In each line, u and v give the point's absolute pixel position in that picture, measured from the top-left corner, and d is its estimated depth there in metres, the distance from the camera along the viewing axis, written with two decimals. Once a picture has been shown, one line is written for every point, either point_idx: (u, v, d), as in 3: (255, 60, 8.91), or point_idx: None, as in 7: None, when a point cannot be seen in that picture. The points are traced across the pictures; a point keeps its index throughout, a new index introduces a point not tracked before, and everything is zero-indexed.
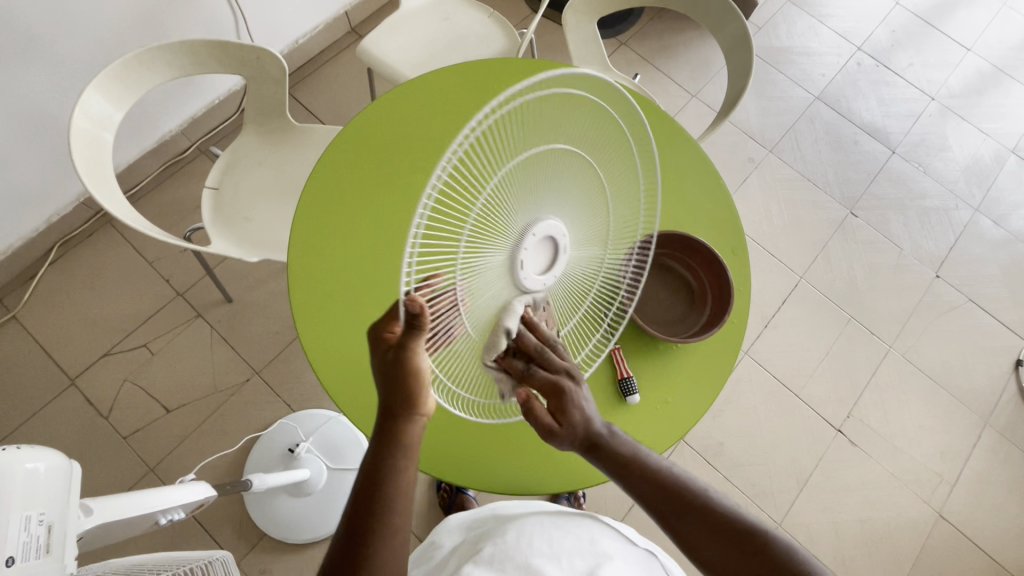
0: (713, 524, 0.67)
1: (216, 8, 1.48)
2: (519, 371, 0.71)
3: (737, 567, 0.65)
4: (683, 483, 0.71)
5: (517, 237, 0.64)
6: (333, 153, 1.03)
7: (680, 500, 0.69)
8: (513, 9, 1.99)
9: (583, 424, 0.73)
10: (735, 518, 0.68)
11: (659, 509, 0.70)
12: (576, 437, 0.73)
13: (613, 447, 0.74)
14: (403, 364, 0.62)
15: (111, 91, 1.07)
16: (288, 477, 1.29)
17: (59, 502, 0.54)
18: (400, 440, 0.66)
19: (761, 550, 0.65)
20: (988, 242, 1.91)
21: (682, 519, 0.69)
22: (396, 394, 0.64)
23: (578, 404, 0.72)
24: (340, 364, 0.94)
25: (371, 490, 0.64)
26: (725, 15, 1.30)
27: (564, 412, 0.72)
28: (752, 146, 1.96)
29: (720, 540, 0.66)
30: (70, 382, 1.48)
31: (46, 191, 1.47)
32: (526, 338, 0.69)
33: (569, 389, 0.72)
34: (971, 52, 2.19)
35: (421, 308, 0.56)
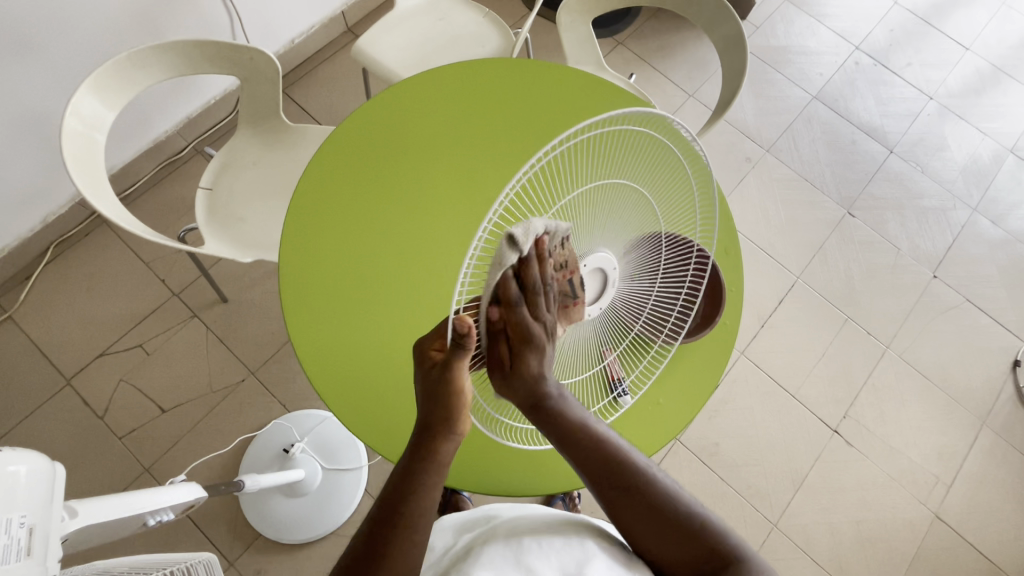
0: (655, 506, 0.69)
1: (211, 8, 1.48)
2: (510, 297, 0.59)
3: (669, 545, 0.69)
4: (630, 461, 0.71)
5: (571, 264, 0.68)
6: (327, 153, 1.03)
7: (625, 480, 0.70)
8: (509, 9, 1.99)
9: (533, 379, 0.67)
10: (676, 501, 0.70)
11: (604, 485, 0.70)
12: (523, 390, 0.68)
13: (561, 411, 0.69)
14: (446, 379, 0.65)
15: (103, 93, 1.07)
16: (283, 478, 1.29)
17: (42, 505, 0.54)
18: (433, 456, 0.67)
19: (698, 535, 0.69)
20: (985, 242, 1.90)
21: (625, 498, 0.70)
22: (436, 410, 0.67)
23: (540, 356, 0.65)
24: (328, 364, 0.94)
25: (398, 501, 0.65)
26: (719, 15, 1.30)
27: (522, 361, 0.65)
28: (749, 146, 1.95)
29: (661, 523, 0.69)
30: (66, 383, 1.48)
31: (41, 192, 1.47)
32: (531, 266, 0.59)
33: (537, 337, 0.63)
34: (969, 51, 2.18)
35: (469, 328, 0.57)
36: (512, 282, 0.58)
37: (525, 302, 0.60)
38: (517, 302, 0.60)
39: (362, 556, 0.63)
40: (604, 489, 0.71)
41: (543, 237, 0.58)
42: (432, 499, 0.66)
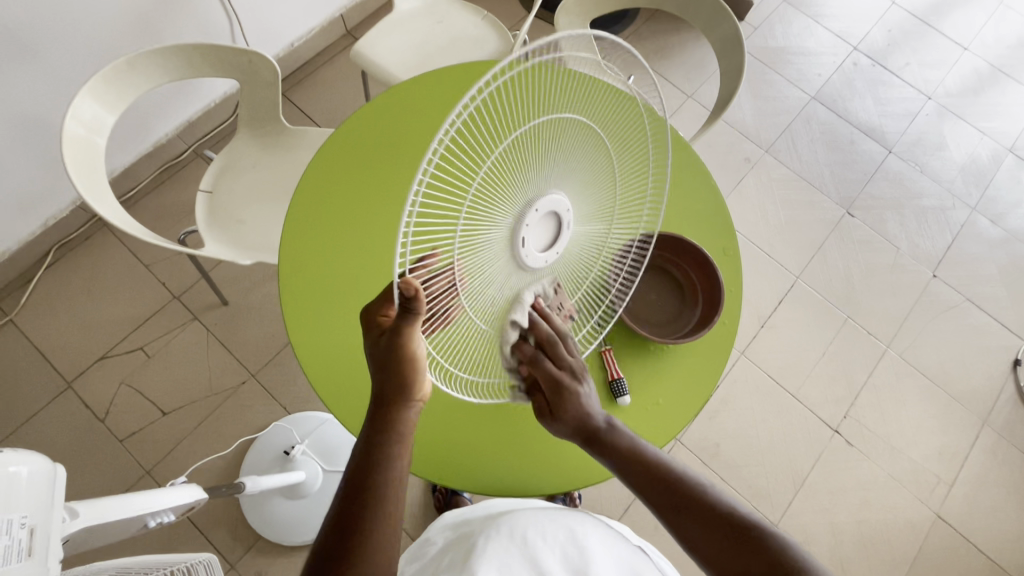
0: (713, 520, 0.66)
1: (210, 12, 1.49)
2: (527, 356, 0.73)
3: (733, 559, 0.64)
4: (685, 479, 0.71)
5: (517, 212, 0.62)
6: (326, 154, 1.03)
7: (680, 495, 0.69)
8: (508, 11, 2.00)
9: (577, 418, 0.75)
10: (733, 513, 0.67)
11: (661, 502, 0.69)
12: (571, 428, 0.76)
13: (613, 438, 0.75)
14: (396, 345, 0.65)
15: (104, 96, 1.07)
16: (283, 480, 1.29)
17: (44, 507, 0.54)
18: (395, 426, 0.68)
19: (758, 545, 0.64)
20: (985, 242, 1.90)
21: (680, 514, 0.68)
22: (388, 379, 0.67)
23: (578, 400, 0.75)
24: (329, 364, 0.94)
25: (364, 477, 0.64)
26: (717, 16, 1.30)
27: (560, 406, 0.75)
28: (748, 146, 1.96)
29: (721, 534, 0.65)
30: (67, 386, 1.49)
31: (42, 195, 1.47)
32: (539, 326, 0.72)
33: (568, 385, 0.74)
34: (967, 51, 2.18)
35: (415, 291, 0.57)
36: (525, 345, 0.73)
37: (544, 356, 0.74)
38: (536, 358, 0.74)
39: (338, 533, 0.61)
40: (662, 507, 0.69)
41: (538, 299, 0.71)
42: (402, 465, 0.66)
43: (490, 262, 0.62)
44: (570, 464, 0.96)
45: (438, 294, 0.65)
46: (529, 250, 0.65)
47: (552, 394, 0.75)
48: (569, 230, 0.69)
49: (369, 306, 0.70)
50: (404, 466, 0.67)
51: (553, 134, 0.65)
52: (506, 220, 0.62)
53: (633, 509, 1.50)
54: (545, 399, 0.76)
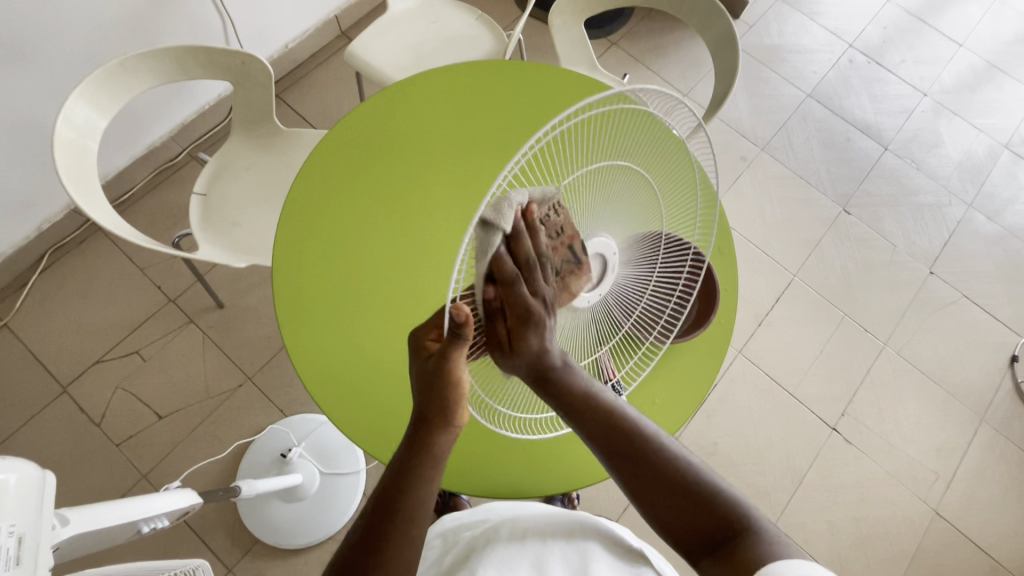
0: (665, 477, 0.66)
1: (203, 13, 1.48)
2: (506, 278, 0.57)
3: (685, 518, 0.64)
4: (640, 431, 0.69)
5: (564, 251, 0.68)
6: (320, 155, 1.03)
7: (634, 449, 0.67)
8: (503, 11, 2.00)
9: (537, 353, 0.64)
10: (686, 471, 0.66)
11: (614, 453, 0.67)
12: (526, 363, 0.64)
13: (566, 380, 0.67)
14: (442, 370, 0.64)
15: (96, 99, 1.07)
16: (281, 482, 1.28)
17: (32, 514, 0.53)
18: (431, 450, 0.67)
19: (707, 503, 0.64)
20: (982, 238, 1.90)
21: (634, 469, 0.66)
22: (430, 403, 0.66)
23: (539, 331, 0.62)
24: (324, 367, 0.94)
25: (394, 495, 0.64)
26: (712, 14, 1.30)
27: (523, 338, 0.61)
28: (744, 145, 1.96)
29: (673, 491, 0.65)
30: (63, 391, 1.48)
31: (36, 199, 1.47)
32: (523, 243, 0.57)
33: (538, 314, 0.61)
34: (962, 48, 2.18)
35: (466, 317, 0.55)
36: (506, 258, 0.56)
37: (523, 279, 0.58)
38: (515, 279, 0.57)
39: (358, 547, 0.62)
40: (616, 458, 0.68)
41: (530, 206, 0.58)
42: (432, 492, 0.66)
43: None
44: (567, 464, 0.96)
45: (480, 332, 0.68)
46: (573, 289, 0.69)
47: (515, 321, 0.60)
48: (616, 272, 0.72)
49: (418, 328, 0.70)
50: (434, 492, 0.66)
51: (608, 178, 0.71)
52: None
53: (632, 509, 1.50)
54: (505, 326, 0.61)
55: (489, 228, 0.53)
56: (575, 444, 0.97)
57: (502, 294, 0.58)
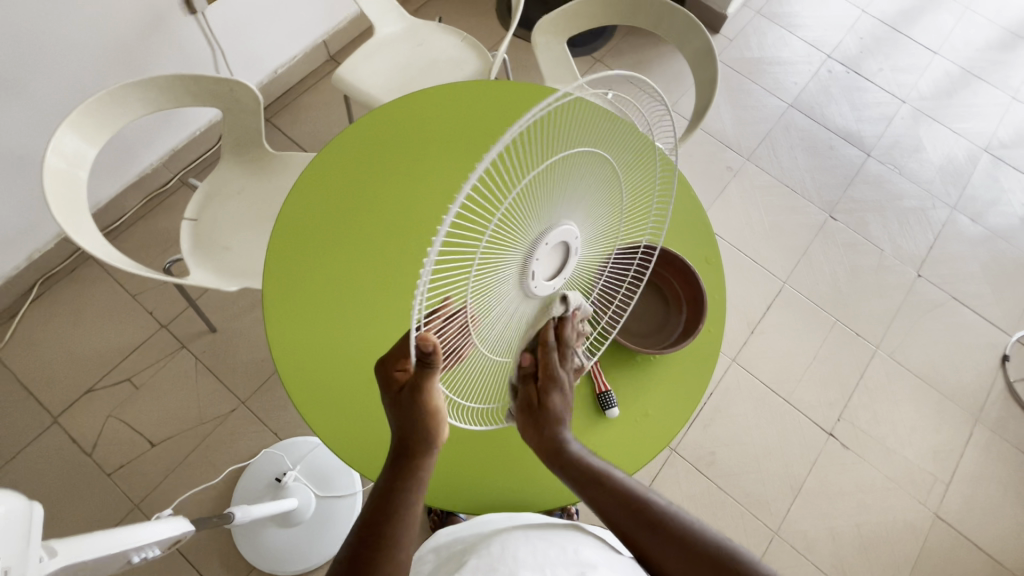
0: (679, 543, 0.69)
1: (192, 42, 1.51)
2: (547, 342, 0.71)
3: None
4: (651, 502, 0.73)
5: (530, 246, 0.60)
6: (302, 188, 1.03)
7: (647, 515, 0.71)
8: (487, 33, 2.04)
9: (554, 418, 0.76)
10: (701, 536, 0.69)
11: (630, 521, 0.71)
12: (547, 422, 0.75)
13: (580, 459, 0.76)
14: (416, 399, 0.64)
15: (85, 129, 1.08)
16: (276, 507, 1.26)
17: (20, 547, 0.52)
18: (415, 475, 0.68)
19: (722, 563, 0.66)
20: (967, 240, 1.93)
21: (653, 538, 0.70)
22: (408, 432, 0.67)
23: (560, 397, 0.75)
24: (320, 395, 0.93)
25: (379, 519, 0.66)
26: (690, 31, 1.33)
27: (546, 397, 0.74)
28: (730, 155, 1.99)
29: (687, 556, 0.68)
30: (53, 421, 1.46)
31: (26, 230, 1.47)
32: (566, 327, 0.71)
33: (561, 379, 0.75)
34: (938, 55, 2.24)
35: (433, 347, 0.55)
36: (551, 330, 0.71)
37: (556, 351, 0.72)
38: (552, 347, 0.71)
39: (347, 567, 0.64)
40: (632, 529, 0.71)
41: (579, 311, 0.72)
42: (414, 510, 0.68)
43: (502, 293, 0.61)
44: (563, 478, 0.96)
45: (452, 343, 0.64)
46: (535, 282, 0.63)
47: (546, 384, 0.74)
48: (576, 257, 0.67)
49: (386, 355, 0.68)
50: (418, 513, 0.68)
51: (574, 163, 0.61)
52: (520, 252, 0.59)
53: None
54: (536, 388, 0.75)
55: (563, 301, 0.68)
56: None
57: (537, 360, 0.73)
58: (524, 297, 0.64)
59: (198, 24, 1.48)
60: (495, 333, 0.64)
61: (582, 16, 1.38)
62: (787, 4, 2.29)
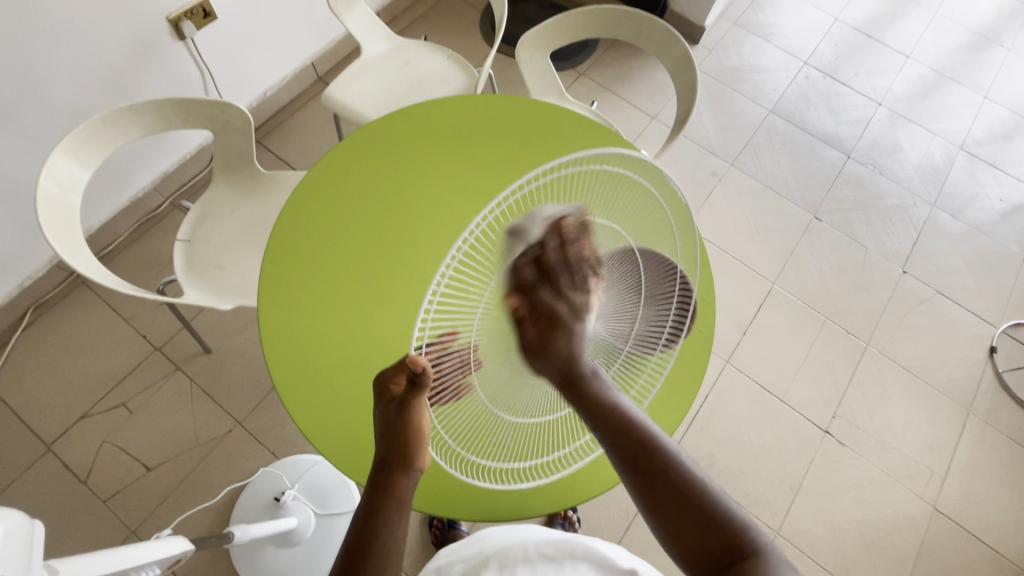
0: (679, 494, 0.60)
1: (183, 67, 1.54)
2: (528, 279, 0.63)
3: (692, 538, 0.59)
4: (657, 445, 0.63)
5: None
6: (300, 195, 1.05)
7: (650, 463, 0.62)
8: (472, 50, 2.09)
9: (567, 357, 0.61)
10: (703, 486, 0.61)
11: (628, 466, 0.62)
12: (555, 367, 0.62)
13: (594, 391, 0.62)
14: (406, 415, 0.65)
15: (78, 153, 1.09)
16: (275, 527, 1.25)
17: (24, 564, 0.52)
18: (392, 494, 0.65)
19: (716, 522, 0.59)
20: (948, 235, 1.97)
21: (649, 483, 0.61)
22: (393, 447, 0.66)
23: (570, 335, 0.61)
24: (311, 398, 0.94)
25: (359, 545, 0.63)
26: (668, 41, 1.38)
27: (550, 338, 0.61)
28: (714, 161, 2.03)
29: (683, 511, 0.60)
30: (46, 449, 1.44)
31: (17, 257, 1.47)
32: (550, 248, 0.63)
33: (563, 317, 0.61)
34: (910, 59, 2.31)
35: (423, 368, 0.59)
36: (525, 267, 0.63)
37: (546, 283, 0.62)
38: (535, 281, 0.62)
39: None
40: (627, 473, 0.63)
41: (564, 220, 0.64)
42: (399, 536, 0.64)
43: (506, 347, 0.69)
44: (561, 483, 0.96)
45: (448, 372, 0.74)
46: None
47: (542, 321, 0.62)
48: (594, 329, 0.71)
49: (383, 370, 0.70)
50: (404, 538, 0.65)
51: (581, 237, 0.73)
52: None
53: (635, 526, 1.49)
54: (537, 331, 0.62)
55: (518, 235, 0.65)
56: None
57: (525, 295, 0.62)
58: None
59: (188, 50, 1.51)
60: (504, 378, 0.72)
61: (563, 31, 1.42)
62: (763, 14, 2.36)
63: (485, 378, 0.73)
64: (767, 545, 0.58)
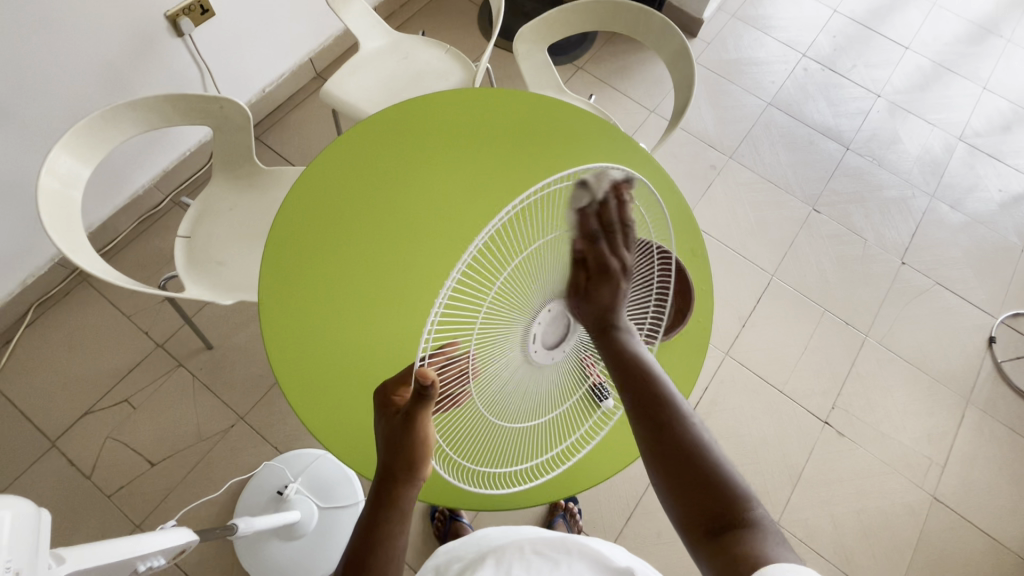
0: (681, 450, 0.62)
1: (181, 63, 1.54)
2: (590, 231, 0.70)
3: (689, 493, 0.60)
4: (673, 403, 0.66)
5: (532, 312, 0.67)
6: (300, 188, 1.06)
7: (659, 416, 0.65)
8: (469, 45, 2.09)
9: (607, 307, 0.70)
10: (707, 449, 0.62)
11: (639, 412, 0.66)
12: (594, 314, 0.70)
13: (623, 341, 0.70)
14: (410, 430, 0.63)
15: (78, 149, 1.09)
16: (278, 520, 1.26)
17: (29, 551, 0.52)
18: (395, 506, 0.66)
19: (715, 485, 0.60)
20: (948, 226, 1.97)
21: (656, 431, 0.64)
22: (396, 461, 0.65)
23: (614, 286, 0.70)
24: (308, 382, 0.95)
25: (361, 555, 0.64)
26: (665, 33, 1.38)
27: (597, 287, 0.70)
28: (712, 154, 2.03)
29: (684, 468, 0.61)
30: (50, 445, 1.45)
31: (21, 255, 1.48)
32: (609, 209, 0.70)
33: (615, 274, 0.70)
34: (909, 50, 2.31)
35: (432, 380, 0.55)
36: (590, 218, 0.70)
37: (604, 238, 0.70)
38: (596, 235, 0.70)
39: None
40: (638, 422, 0.66)
41: (624, 184, 0.70)
42: (400, 545, 0.66)
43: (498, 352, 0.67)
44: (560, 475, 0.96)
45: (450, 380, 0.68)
46: (537, 347, 0.67)
47: (593, 274, 0.70)
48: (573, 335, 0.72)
49: (385, 383, 0.70)
50: (405, 545, 0.67)
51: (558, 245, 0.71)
52: (522, 319, 0.67)
53: (636, 519, 1.50)
54: (585, 277, 0.70)
55: (585, 187, 0.69)
56: None
57: (586, 247, 0.70)
58: (528, 363, 0.68)
59: (187, 46, 1.52)
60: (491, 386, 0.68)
61: (561, 24, 1.42)
62: (762, 6, 2.35)
63: (483, 385, 0.68)
64: (767, 525, 0.57)
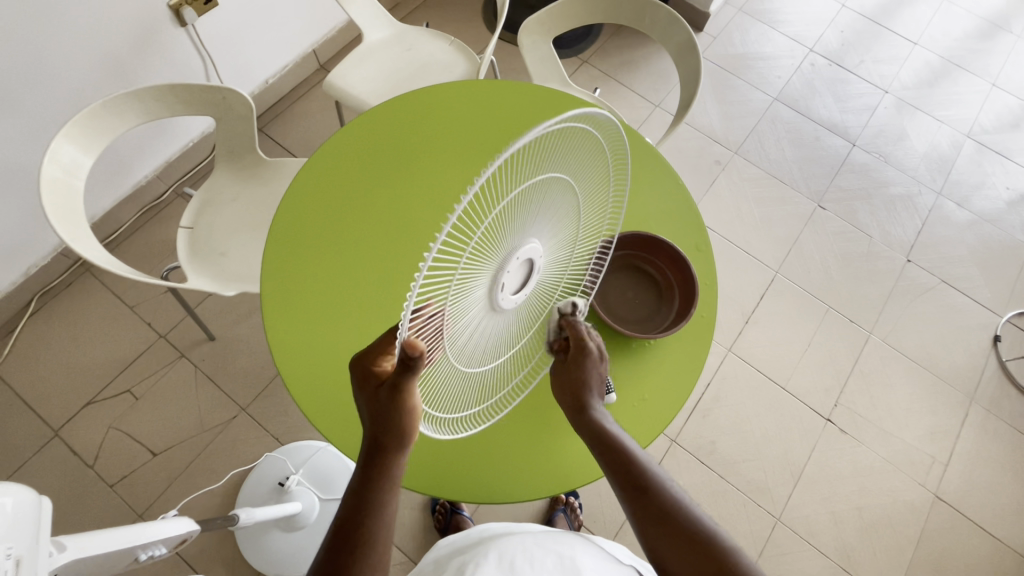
0: (660, 513, 0.68)
1: (184, 53, 1.53)
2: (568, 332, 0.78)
3: (679, 553, 0.66)
4: (642, 464, 0.72)
5: (502, 258, 0.59)
6: (298, 186, 1.05)
7: (634, 480, 0.70)
8: (474, 37, 2.07)
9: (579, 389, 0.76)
10: (682, 506, 0.68)
11: (621, 483, 0.71)
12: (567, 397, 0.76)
13: (600, 420, 0.75)
14: (399, 401, 0.61)
15: (81, 139, 1.09)
16: (280, 511, 1.26)
17: (28, 536, 0.52)
18: (386, 476, 0.66)
19: (699, 541, 0.66)
20: (954, 224, 1.96)
21: (634, 498, 0.69)
22: (385, 435, 0.64)
23: (589, 372, 0.76)
24: (311, 378, 0.95)
25: (351, 526, 0.64)
26: (672, 25, 1.36)
27: (572, 368, 0.76)
28: (717, 149, 2.02)
29: (666, 529, 0.67)
30: (54, 434, 1.46)
31: (23, 245, 1.48)
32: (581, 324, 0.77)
33: (589, 363, 0.76)
34: (917, 45, 2.28)
35: (420, 351, 0.52)
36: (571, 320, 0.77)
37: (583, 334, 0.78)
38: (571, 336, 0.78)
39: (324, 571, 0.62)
40: (618, 485, 0.71)
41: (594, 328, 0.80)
42: (390, 514, 0.66)
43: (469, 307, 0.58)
44: (563, 469, 0.96)
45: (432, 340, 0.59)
46: (502, 294, 0.62)
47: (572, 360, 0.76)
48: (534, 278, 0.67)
49: (365, 354, 0.66)
50: (394, 517, 0.66)
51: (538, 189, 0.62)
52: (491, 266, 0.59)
53: None
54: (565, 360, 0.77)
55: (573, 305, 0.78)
56: (571, 443, 0.97)
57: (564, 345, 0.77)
58: (491, 310, 0.63)
59: (189, 36, 1.51)
60: (460, 345, 0.61)
61: (565, 16, 1.41)
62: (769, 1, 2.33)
63: (451, 340, 0.60)
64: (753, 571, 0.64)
